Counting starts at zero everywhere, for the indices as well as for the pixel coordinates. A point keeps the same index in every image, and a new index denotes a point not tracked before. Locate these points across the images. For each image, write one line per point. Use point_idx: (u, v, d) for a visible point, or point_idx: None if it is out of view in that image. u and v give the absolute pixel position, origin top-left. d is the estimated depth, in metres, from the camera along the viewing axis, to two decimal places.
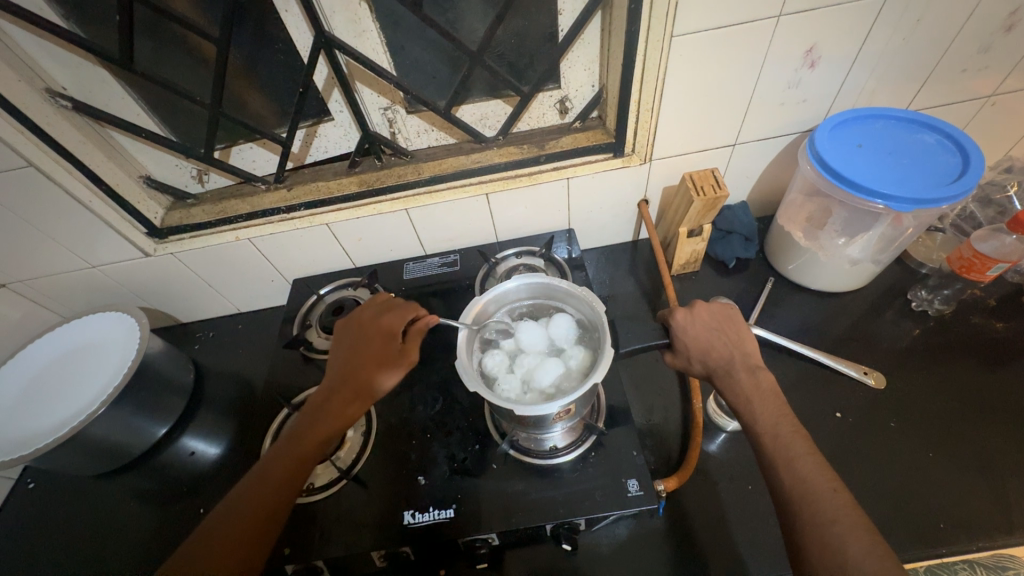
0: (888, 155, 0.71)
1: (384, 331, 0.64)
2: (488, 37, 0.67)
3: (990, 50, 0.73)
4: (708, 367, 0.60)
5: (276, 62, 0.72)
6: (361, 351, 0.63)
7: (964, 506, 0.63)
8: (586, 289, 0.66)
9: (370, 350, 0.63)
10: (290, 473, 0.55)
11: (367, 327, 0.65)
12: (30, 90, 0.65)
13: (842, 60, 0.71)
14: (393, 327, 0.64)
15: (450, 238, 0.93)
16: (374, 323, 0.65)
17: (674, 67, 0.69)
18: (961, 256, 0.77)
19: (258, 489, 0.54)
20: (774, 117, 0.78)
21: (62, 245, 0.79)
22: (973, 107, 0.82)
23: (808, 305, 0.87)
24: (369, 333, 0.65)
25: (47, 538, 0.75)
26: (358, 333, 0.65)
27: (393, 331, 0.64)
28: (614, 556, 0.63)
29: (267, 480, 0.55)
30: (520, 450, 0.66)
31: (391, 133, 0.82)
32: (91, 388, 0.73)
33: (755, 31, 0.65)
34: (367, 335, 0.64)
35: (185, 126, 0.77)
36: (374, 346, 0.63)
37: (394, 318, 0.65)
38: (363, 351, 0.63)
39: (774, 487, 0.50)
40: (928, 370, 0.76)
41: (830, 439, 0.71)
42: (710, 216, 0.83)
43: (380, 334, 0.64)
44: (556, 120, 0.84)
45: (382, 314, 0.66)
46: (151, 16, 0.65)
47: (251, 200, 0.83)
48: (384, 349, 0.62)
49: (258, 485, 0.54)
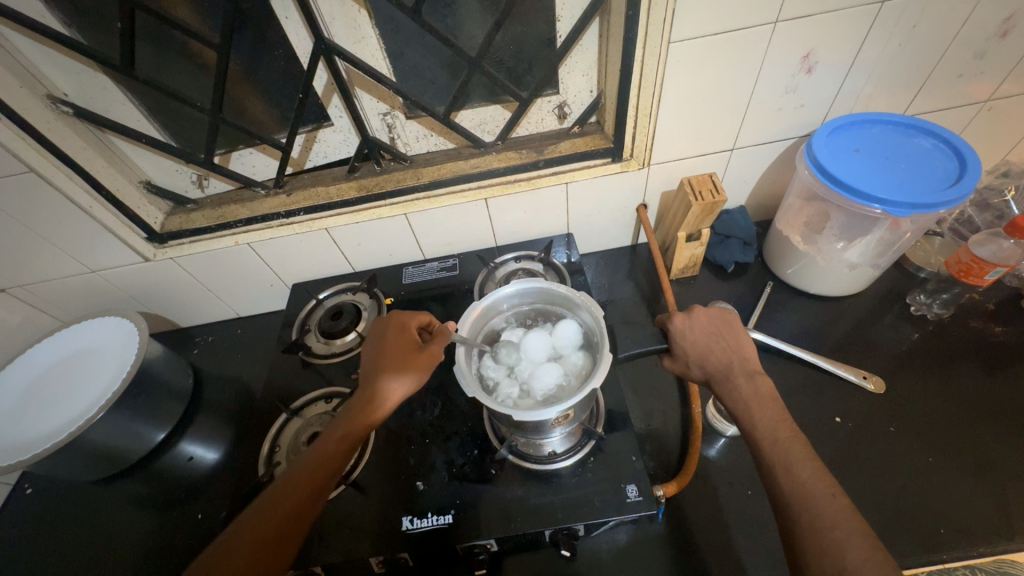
0: (885, 160, 0.71)
1: (399, 334, 0.65)
2: (487, 43, 0.67)
3: (985, 55, 0.73)
4: (707, 372, 0.60)
5: (276, 68, 0.72)
6: (380, 355, 0.63)
7: (964, 511, 0.63)
8: (585, 296, 0.66)
9: (389, 354, 0.62)
10: (313, 480, 0.54)
11: (385, 332, 0.65)
12: (31, 97, 0.66)
13: (839, 66, 0.72)
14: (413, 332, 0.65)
15: (449, 243, 0.93)
16: (391, 328, 0.65)
17: (672, 73, 0.69)
18: (959, 260, 0.77)
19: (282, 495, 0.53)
20: (771, 123, 0.78)
21: (62, 250, 0.79)
22: (970, 112, 0.82)
23: (807, 309, 0.87)
24: (383, 337, 0.65)
25: (44, 544, 0.75)
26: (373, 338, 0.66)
27: (412, 337, 0.64)
28: (613, 562, 0.63)
29: (292, 486, 0.54)
30: (518, 455, 0.66)
31: (391, 138, 0.83)
32: (90, 393, 0.73)
33: (751, 37, 0.66)
34: (383, 339, 0.65)
35: (185, 131, 0.78)
36: (391, 349, 0.63)
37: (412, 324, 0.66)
38: (384, 355, 0.63)
39: (774, 493, 0.49)
40: (927, 375, 0.76)
41: (829, 443, 0.70)
42: (708, 221, 0.83)
43: (398, 337, 0.64)
44: (554, 125, 0.84)
45: (399, 319, 0.67)
46: (153, 23, 0.66)
47: (251, 205, 0.83)
48: (404, 352, 0.62)
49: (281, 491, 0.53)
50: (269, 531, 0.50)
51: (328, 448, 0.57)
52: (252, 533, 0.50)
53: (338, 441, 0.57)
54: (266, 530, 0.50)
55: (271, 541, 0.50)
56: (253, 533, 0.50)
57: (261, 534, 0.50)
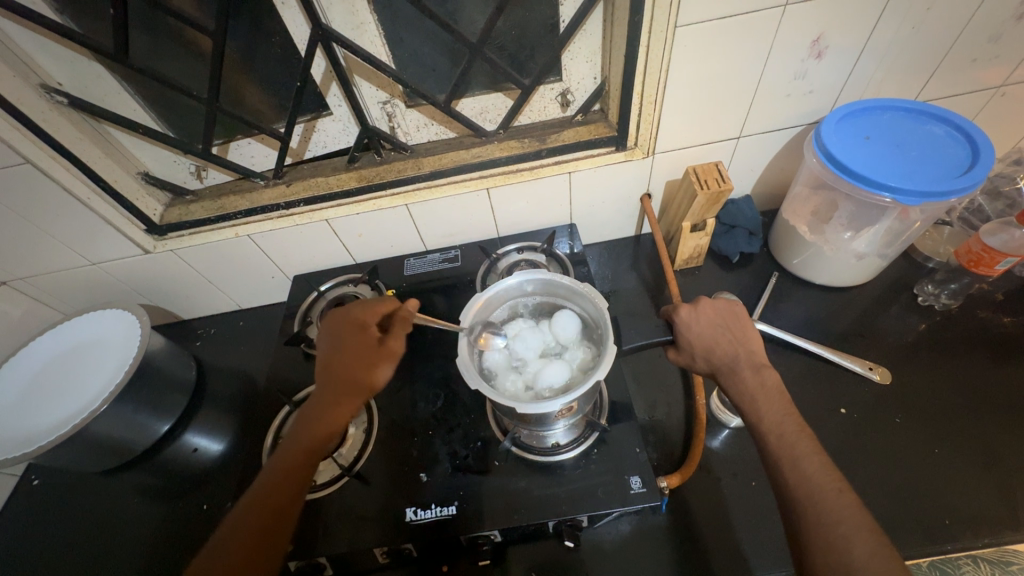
0: (895, 148, 0.70)
1: (356, 326, 0.62)
2: (488, 29, 0.65)
3: (1001, 39, 0.71)
4: (712, 364, 0.59)
5: (273, 56, 0.71)
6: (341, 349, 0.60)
7: (970, 502, 0.62)
8: (587, 285, 0.65)
9: (348, 348, 0.60)
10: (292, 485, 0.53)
11: (342, 323, 0.62)
12: (25, 87, 0.65)
13: (850, 51, 0.70)
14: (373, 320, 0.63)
15: (452, 234, 0.92)
16: (349, 320, 0.62)
17: (679, 58, 0.67)
18: (969, 250, 0.76)
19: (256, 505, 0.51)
20: (780, 110, 0.77)
21: (63, 243, 0.79)
22: (983, 98, 0.80)
23: (813, 300, 0.86)
24: (342, 329, 0.62)
25: (53, 535, 0.76)
26: (330, 328, 0.63)
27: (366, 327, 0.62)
28: (617, 553, 0.63)
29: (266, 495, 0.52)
30: (522, 446, 0.66)
31: (391, 128, 0.82)
32: (94, 386, 0.73)
33: (761, 20, 0.64)
34: (341, 330, 0.62)
35: (181, 120, 0.76)
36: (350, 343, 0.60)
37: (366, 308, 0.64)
38: (344, 352, 0.60)
39: (779, 487, 0.49)
40: (933, 366, 0.75)
41: (832, 434, 0.70)
42: (714, 210, 0.81)
43: (353, 329, 0.62)
44: (558, 113, 0.83)
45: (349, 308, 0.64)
46: (146, 9, 0.64)
47: (250, 196, 0.83)
48: (362, 343, 0.60)
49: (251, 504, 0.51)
50: (249, 549, 0.48)
51: (300, 446, 0.55)
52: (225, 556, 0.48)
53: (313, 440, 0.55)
54: (245, 549, 0.48)
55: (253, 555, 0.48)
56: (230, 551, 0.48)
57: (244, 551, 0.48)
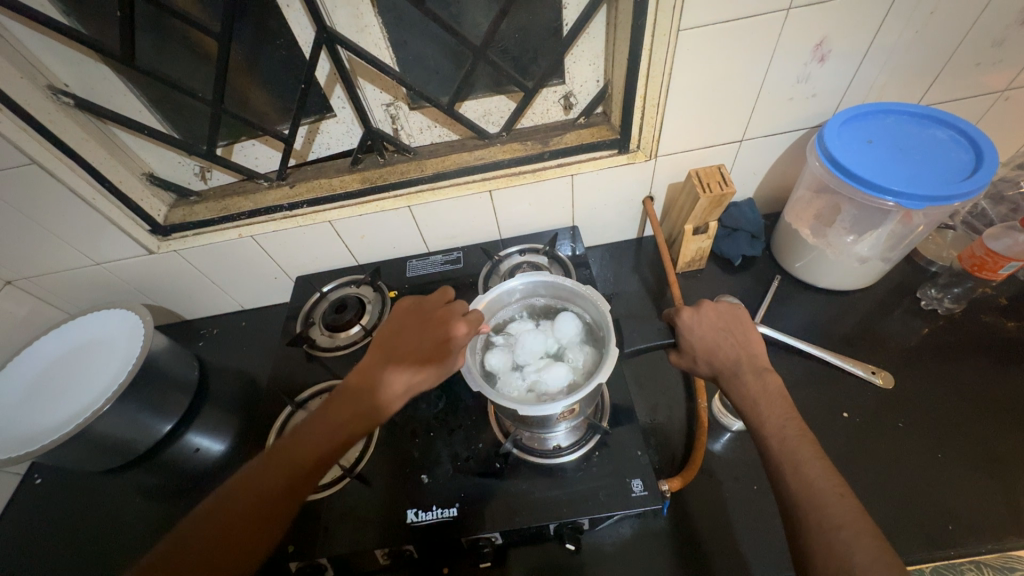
0: (898, 152, 0.70)
1: (434, 326, 0.61)
2: (491, 32, 0.66)
3: (1004, 44, 0.71)
4: (715, 368, 0.59)
5: (277, 58, 0.71)
6: (410, 343, 0.60)
7: (973, 508, 0.62)
8: (590, 288, 0.65)
9: (415, 343, 0.60)
10: (304, 471, 0.52)
11: (426, 320, 0.63)
12: (32, 88, 0.65)
13: (853, 55, 0.70)
14: (444, 326, 0.61)
15: (454, 236, 0.92)
16: (432, 319, 0.63)
17: (681, 61, 0.67)
18: (972, 254, 0.75)
19: (267, 476, 0.51)
20: (782, 113, 0.77)
21: (68, 244, 0.79)
22: (986, 102, 0.80)
23: (815, 304, 0.86)
24: (423, 325, 0.62)
25: (56, 533, 0.76)
26: (415, 320, 0.63)
27: (441, 330, 0.61)
28: (618, 556, 0.63)
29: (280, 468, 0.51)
30: (524, 449, 0.66)
31: (394, 130, 0.82)
32: (97, 385, 0.74)
33: (765, 24, 0.64)
34: (422, 325, 0.62)
35: (187, 122, 0.77)
36: (420, 340, 0.60)
37: (443, 310, 0.64)
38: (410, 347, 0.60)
39: (780, 492, 0.49)
40: (936, 370, 0.75)
41: (835, 439, 0.70)
42: (716, 213, 0.81)
43: (431, 327, 0.61)
44: (560, 115, 0.83)
45: (429, 306, 0.65)
46: (152, 11, 0.65)
47: (255, 197, 0.83)
48: (428, 344, 0.60)
49: (245, 485, 0.50)
50: (253, 513, 0.48)
51: (334, 425, 0.55)
52: (234, 509, 0.48)
53: (343, 425, 0.55)
54: (249, 512, 0.48)
55: (225, 552, 0.46)
56: (236, 509, 0.48)
57: (230, 528, 0.47)
